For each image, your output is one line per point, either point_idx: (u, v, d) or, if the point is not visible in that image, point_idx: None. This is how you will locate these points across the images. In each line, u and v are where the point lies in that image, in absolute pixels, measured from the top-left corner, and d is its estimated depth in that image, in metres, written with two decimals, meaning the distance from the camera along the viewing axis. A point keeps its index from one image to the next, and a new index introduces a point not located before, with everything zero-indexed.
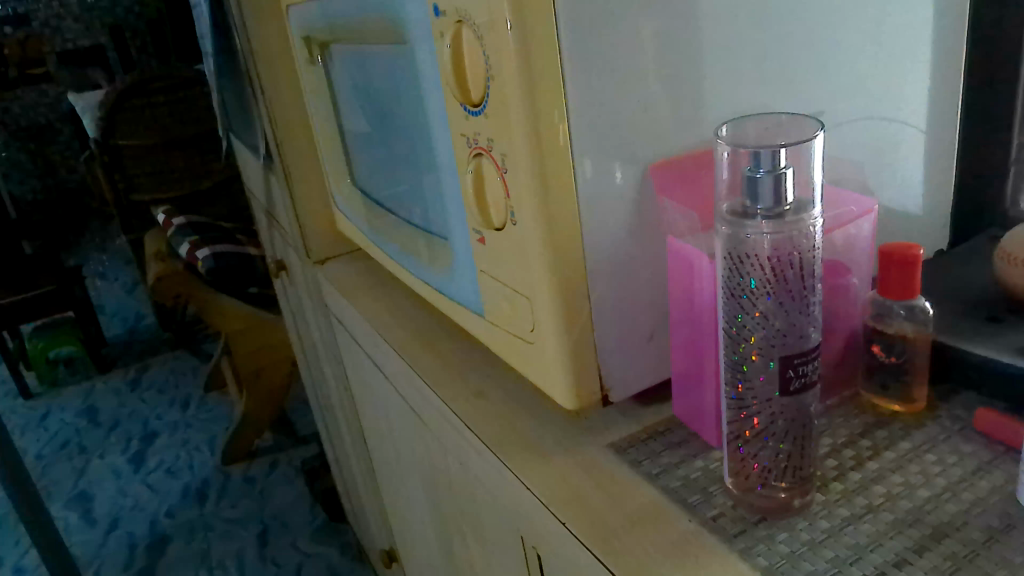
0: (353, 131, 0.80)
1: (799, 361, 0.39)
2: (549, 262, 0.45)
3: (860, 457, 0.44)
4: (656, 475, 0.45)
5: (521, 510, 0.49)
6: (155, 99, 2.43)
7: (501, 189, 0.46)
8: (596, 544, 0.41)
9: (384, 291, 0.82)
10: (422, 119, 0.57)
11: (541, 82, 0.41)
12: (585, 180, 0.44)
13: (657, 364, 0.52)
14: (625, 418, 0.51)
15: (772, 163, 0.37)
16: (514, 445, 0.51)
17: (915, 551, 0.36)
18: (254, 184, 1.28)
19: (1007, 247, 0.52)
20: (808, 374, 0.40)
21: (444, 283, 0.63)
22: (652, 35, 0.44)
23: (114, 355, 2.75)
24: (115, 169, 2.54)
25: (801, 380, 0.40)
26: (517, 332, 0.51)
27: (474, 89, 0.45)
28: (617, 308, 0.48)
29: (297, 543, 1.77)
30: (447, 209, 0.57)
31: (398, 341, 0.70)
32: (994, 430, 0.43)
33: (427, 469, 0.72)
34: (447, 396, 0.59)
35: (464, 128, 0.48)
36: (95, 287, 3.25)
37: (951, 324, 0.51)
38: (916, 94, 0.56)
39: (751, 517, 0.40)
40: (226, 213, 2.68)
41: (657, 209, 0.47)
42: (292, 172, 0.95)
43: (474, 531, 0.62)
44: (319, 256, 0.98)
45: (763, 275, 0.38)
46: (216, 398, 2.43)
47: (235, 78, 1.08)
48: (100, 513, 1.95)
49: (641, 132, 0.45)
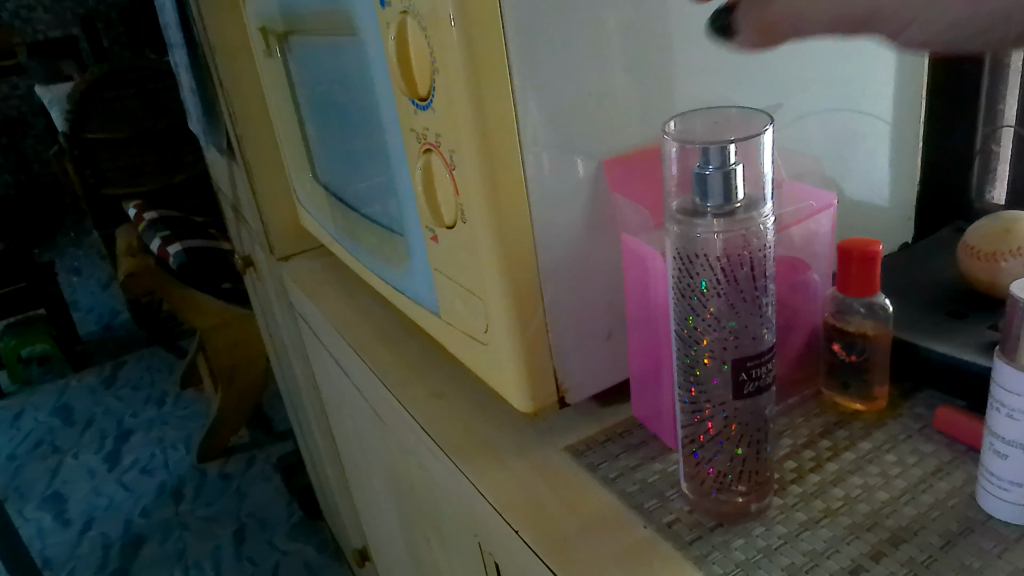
0: (314, 126, 0.78)
1: (753, 363, 0.38)
2: (500, 260, 0.43)
3: (819, 459, 0.43)
4: (612, 480, 0.44)
5: (478, 518, 0.47)
6: (126, 91, 2.40)
7: (451, 187, 0.44)
8: (550, 553, 0.39)
9: (348, 289, 0.80)
10: (376, 112, 0.55)
11: (488, 80, 0.39)
12: (537, 176, 0.43)
13: (616, 364, 0.51)
14: (583, 420, 0.50)
15: (722, 159, 0.35)
16: (469, 449, 0.49)
17: (872, 557, 0.36)
18: (219, 179, 1.25)
19: (971, 241, 0.51)
20: (763, 377, 0.39)
21: (402, 280, 0.61)
22: (618, 25, 0.42)
23: (89, 352, 2.70)
24: (87, 164, 2.49)
25: (756, 383, 0.39)
26: (471, 331, 0.50)
27: (420, 83, 0.43)
28: (572, 307, 0.47)
29: (274, 541, 1.76)
30: (403, 206, 0.56)
31: (359, 342, 0.68)
32: (953, 429, 0.43)
33: (391, 469, 0.70)
34: (405, 397, 0.57)
35: (413, 123, 0.46)
36: (69, 283, 3.20)
37: (913, 320, 0.50)
38: (881, 84, 0.55)
39: (708, 522, 0.39)
40: (200, 207, 2.64)
41: (612, 205, 0.46)
42: (253, 166, 0.93)
43: (437, 533, 0.61)
44: (282, 253, 0.96)
45: (713, 276, 0.37)
46: (192, 395, 2.40)
47: (196, 70, 1.05)
48: (74, 513, 1.92)
49: (599, 126, 0.44)
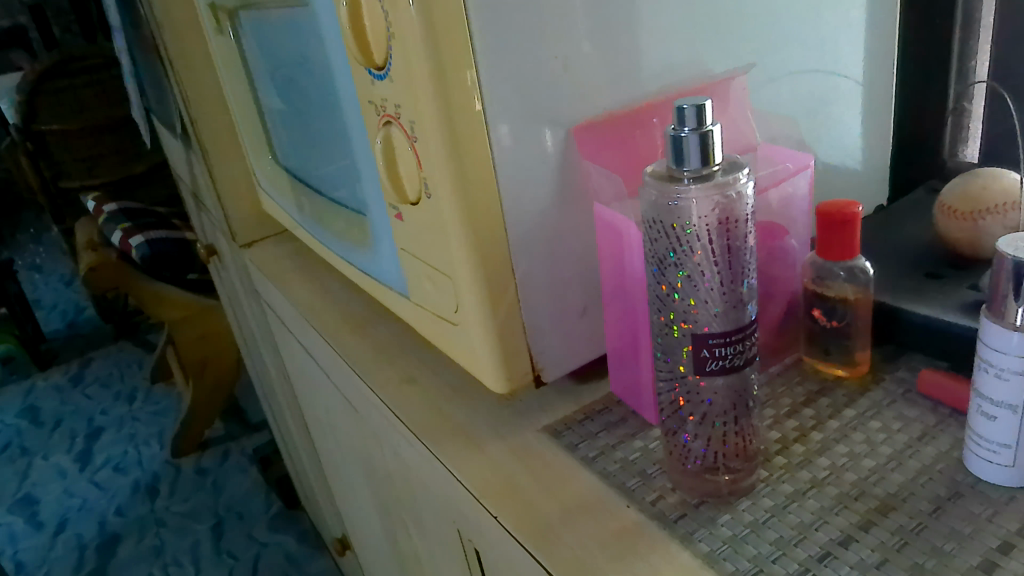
0: (271, 106, 0.75)
1: (717, 341, 0.36)
2: (467, 236, 0.41)
3: (803, 428, 0.42)
4: (593, 460, 0.42)
5: (457, 505, 0.46)
6: (76, 80, 2.29)
7: (413, 160, 0.42)
8: (531, 539, 0.38)
9: (314, 274, 0.78)
10: (332, 85, 0.53)
11: (447, 43, 0.37)
12: (502, 147, 0.41)
13: (592, 340, 0.49)
14: (561, 399, 0.49)
15: (698, 121, 0.33)
16: (444, 433, 0.48)
17: (861, 527, 0.35)
18: (176, 166, 1.20)
19: (947, 200, 0.50)
20: (730, 356, 0.36)
21: (368, 264, 0.59)
22: None
23: (55, 350, 2.62)
24: (42, 157, 2.47)
25: (720, 362, 0.36)
26: (440, 312, 0.48)
27: (376, 50, 0.40)
28: (544, 283, 0.45)
29: (253, 533, 1.73)
30: (365, 185, 0.53)
31: (328, 328, 0.66)
32: (938, 393, 0.42)
33: (365, 456, 0.68)
34: (376, 382, 0.56)
35: (371, 94, 0.44)
36: (31, 281, 3.10)
37: (893, 281, 0.49)
38: (851, 42, 0.54)
39: (692, 499, 0.38)
40: (162, 197, 2.56)
41: (583, 174, 0.44)
42: (208, 150, 0.89)
43: (415, 520, 0.59)
44: (245, 240, 0.93)
45: (705, 245, 0.36)
46: (163, 390, 2.35)
47: (144, 51, 1.00)
48: (46, 515, 1.87)
49: (566, 93, 0.42)
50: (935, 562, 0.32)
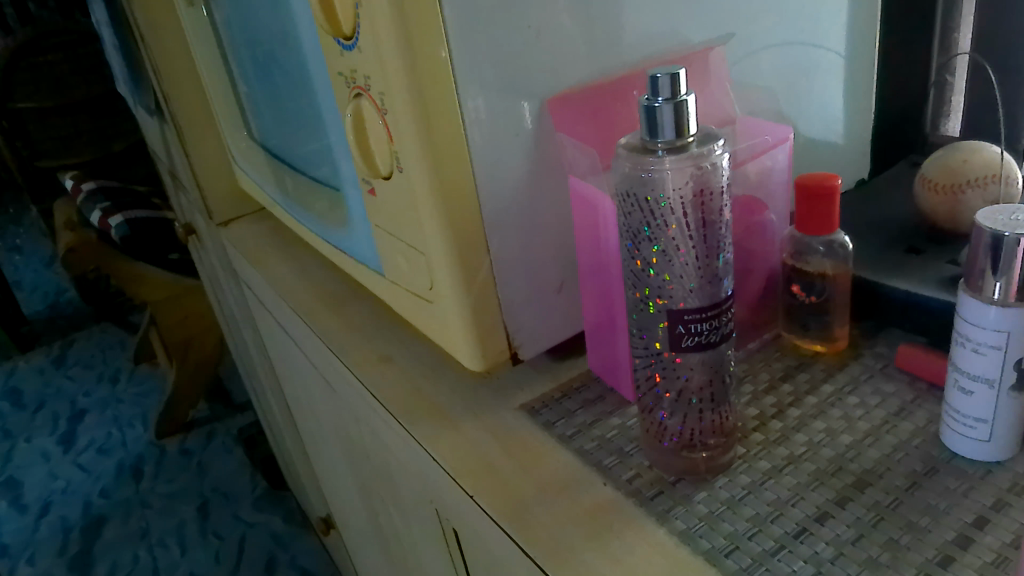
0: (244, 81, 0.73)
1: (693, 317, 0.35)
2: (440, 210, 0.40)
3: (780, 404, 0.42)
4: (570, 438, 0.42)
5: (433, 484, 0.45)
6: (50, 57, 2.24)
7: (384, 134, 0.41)
8: (506, 518, 0.37)
9: (291, 253, 0.77)
10: (302, 56, 0.51)
11: (415, 11, 0.36)
12: (474, 119, 0.39)
13: (569, 317, 0.48)
14: (538, 377, 0.48)
15: (673, 92, 0.32)
16: (420, 412, 0.47)
17: (837, 503, 0.34)
18: (152, 143, 1.18)
19: (927, 173, 0.50)
20: (706, 332, 0.36)
21: (344, 240, 0.58)
22: None
23: (35, 333, 2.59)
24: (18, 135, 2.39)
25: (696, 338, 0.36)
26: (414, 290, 0.47)
27: (344, 20, 0.39)
28: (520, 259, 0.44)
29: (239, 513, 1.73)
30: (339, 160, 0.52)
31: (305, 307, 0.65)
32: (916, 367, 0.42)
33: (345, 436, 0.67)
34: (353, 361, 0.55)
35: (340, 66, 0.43)
36: (10, 262, 3.06)
37: (872, 256, 0.49)
38: (833, 14, 0.53)
39: (669, 476, 0.38)
40: (142, 176, 2.52)
41: (558, 148, 0.43)
42: (183, 127, 0.87)
43: (395, 500, 0.59)
44: (221, 218, 0.91)
45: (680, 218, 0.35)
46: (146, 371, 2.33)
47: (116, 24, 0.98)
48: (30, 498, 1.86)
49: (539, 64, 0.41)
50: (910, 538, 0.32)
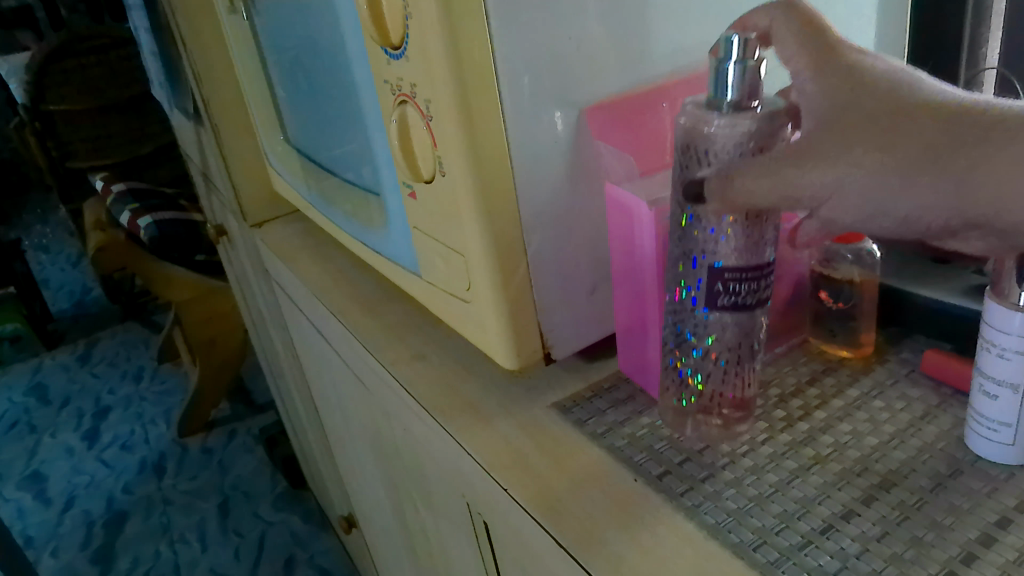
0: (283, 87, 0.75)
1: (733, 276, 0.37)
2: (480, 212, 0.42)
3: (808, 406, 0.43)
4: (601, 435, 0.43)
5: (466, 479, 0.47)
6: (84, 60, 2.30)
7: (428, 139, 0.43)
8: (540, 509, 0.39)
9: (325, 254, 0.78)
10: (343, 62, 0.53)
11: (464, 25, 0.38)
12: (516, 125, 0.41)
13: (602, 318, 0.50)
14: (570, 376, 0.50)
15: (742, 53, 0.33)
16: (454, 408, 0.48)
17: (862, 502, 0.36)
18: (186, 146, 1.21)
19: None
20: (745, 292, 0.38)
21: (380, 242, 0.59)
22: None
23: (62, 330, 2.64)
24: (50, 136, 2.40)
25: (732, 298, 0.38)
26: (451, 289, 0.49)
27: (393, 30, 0.41)
28: (556, 261, 0.46)
29: (259, 512, 1.75)
30: (379, 164, 0.54)
31: (339, 306, 0.67)
32: (940, 372, 0.43)
33: (374, 433, 0.69)
34: (388, 359, 0.56)
35: (386, 73, 0.44)
36: (38, 261, 3.12)
37: (897, 266, 0.50)
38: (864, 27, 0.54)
39: (698, 473, 0.39)
40: (169, 178, 2.57)
41: (595, 155, 0.45)
42: (220, 131, 0.90)
43: (424, 497, 0.60)
44: (255, 220, 0.94)
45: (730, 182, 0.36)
46: (169, 370, 2.37)
47: (157, 31, 1.01)
48: (55, 492, 1.90)
49: (578, 73, 0.42)
50: (934, 535, 0.33)
